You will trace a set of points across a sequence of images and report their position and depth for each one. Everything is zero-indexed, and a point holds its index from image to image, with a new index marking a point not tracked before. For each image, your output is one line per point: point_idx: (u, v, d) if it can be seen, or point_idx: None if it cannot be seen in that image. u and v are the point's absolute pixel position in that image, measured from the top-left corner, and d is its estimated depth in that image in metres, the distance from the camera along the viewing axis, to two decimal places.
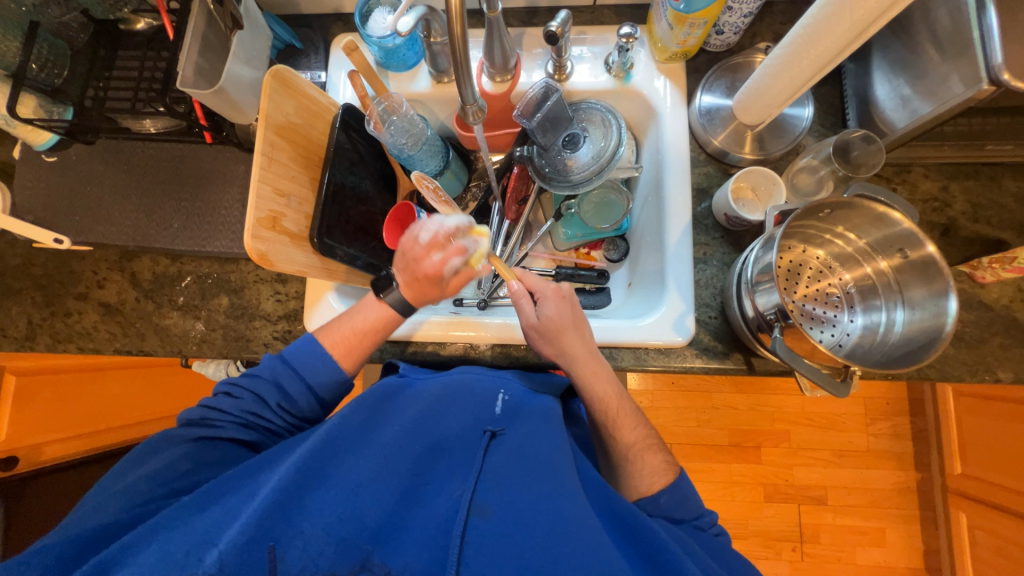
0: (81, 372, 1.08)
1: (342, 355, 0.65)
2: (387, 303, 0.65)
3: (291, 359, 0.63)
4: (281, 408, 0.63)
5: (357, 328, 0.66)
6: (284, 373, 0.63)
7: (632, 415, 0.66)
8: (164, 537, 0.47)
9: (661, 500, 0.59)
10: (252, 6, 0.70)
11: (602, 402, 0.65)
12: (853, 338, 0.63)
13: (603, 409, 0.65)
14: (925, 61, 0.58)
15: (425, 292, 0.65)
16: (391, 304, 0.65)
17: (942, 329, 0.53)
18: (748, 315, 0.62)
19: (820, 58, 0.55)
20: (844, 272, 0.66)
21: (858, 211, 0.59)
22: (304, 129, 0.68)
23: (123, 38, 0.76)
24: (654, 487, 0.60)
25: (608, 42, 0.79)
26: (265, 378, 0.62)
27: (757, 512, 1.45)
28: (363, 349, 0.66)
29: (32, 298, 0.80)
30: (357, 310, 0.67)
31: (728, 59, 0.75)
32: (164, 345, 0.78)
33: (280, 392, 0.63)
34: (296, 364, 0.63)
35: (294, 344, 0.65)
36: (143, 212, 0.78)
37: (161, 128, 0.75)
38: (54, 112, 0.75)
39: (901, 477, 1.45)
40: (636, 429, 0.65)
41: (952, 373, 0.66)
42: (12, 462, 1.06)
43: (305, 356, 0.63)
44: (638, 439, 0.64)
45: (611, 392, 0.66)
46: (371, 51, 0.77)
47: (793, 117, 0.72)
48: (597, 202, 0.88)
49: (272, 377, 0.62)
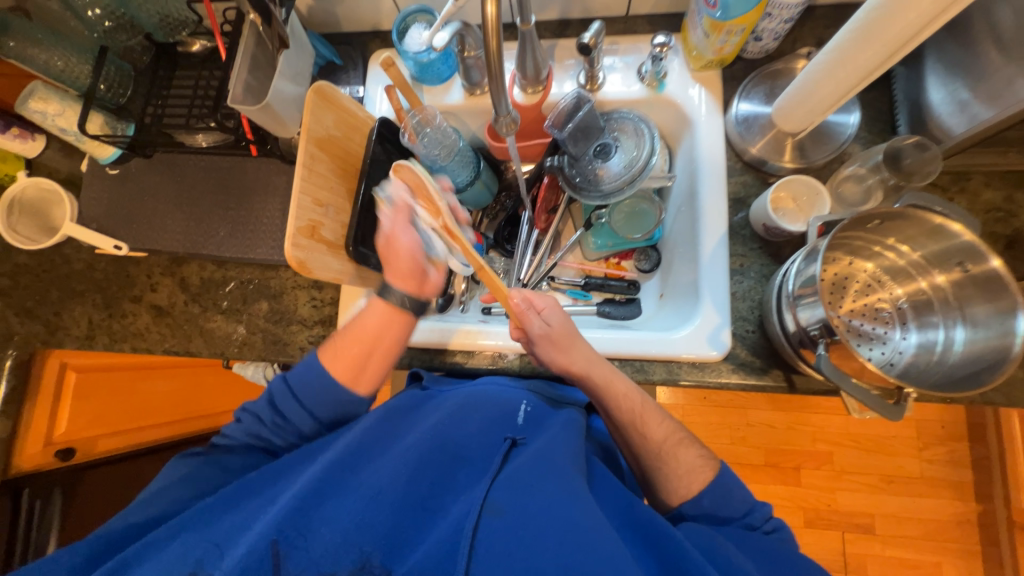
0: (130, 371, 1.15)
1: (343, 369, 0.63)
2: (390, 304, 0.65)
3: (292, 384, 0.63)
4: (277, 425, 0.64)
5: (357, 333, 0.64)
6: (283, 394, 0.63)
7: (655, 410, 0.64)
8: (186, 535, 0.51)
9: (703, 501, 0.58)
10: (297, 26, 0.74)
11: (623, 406, 0.63)
12: (907, 357, 0.59)
13: (626, 408, 0.63)
14: (985, 63, 0.55)
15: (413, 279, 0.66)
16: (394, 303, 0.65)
17: (1009, 350, 0.48)
18: (789, 330, 0.60)
19: (867, 63, 0.53)
20: (895, 286, 0.62)
21: (911, 222, 0.55)
22: (343, 141, 0.71)
23: (179, 59, 0.81)
24: (693, 490, 0.59)
25: (640, 51, 0.78)
26: (261, 403, 0.64)
27: (797, 539, 1.37)
28: (374, 361, 0.65)
29: (93, 300, 0.86)
30: (357, 317, 0.65)
31: (767, 66, 0.73)
32: (208, 347, 0.82)
33: (275, 410, 0.64)
34: (297, 387, 0.63)
35: (299, 366, 0.64)
36: (193, 220, 0.83)
37: (212, 142, 0.80)
38: (117, 128, 0.80)
39: (960, 509, 1.33)
40: (662, 424, 0.63)
41: (1020, 397, 0.61)
42: (71, 453, 1.08)
43: (305, 376, 0.63)
44: (667, 437, 0.62)
45: (630, 393, 0.64)
46: (407, 65, 0.79)
47: (838, 124, 0.69)
48: (628, 212, 0.87)
49: (267, 400, 0.64)
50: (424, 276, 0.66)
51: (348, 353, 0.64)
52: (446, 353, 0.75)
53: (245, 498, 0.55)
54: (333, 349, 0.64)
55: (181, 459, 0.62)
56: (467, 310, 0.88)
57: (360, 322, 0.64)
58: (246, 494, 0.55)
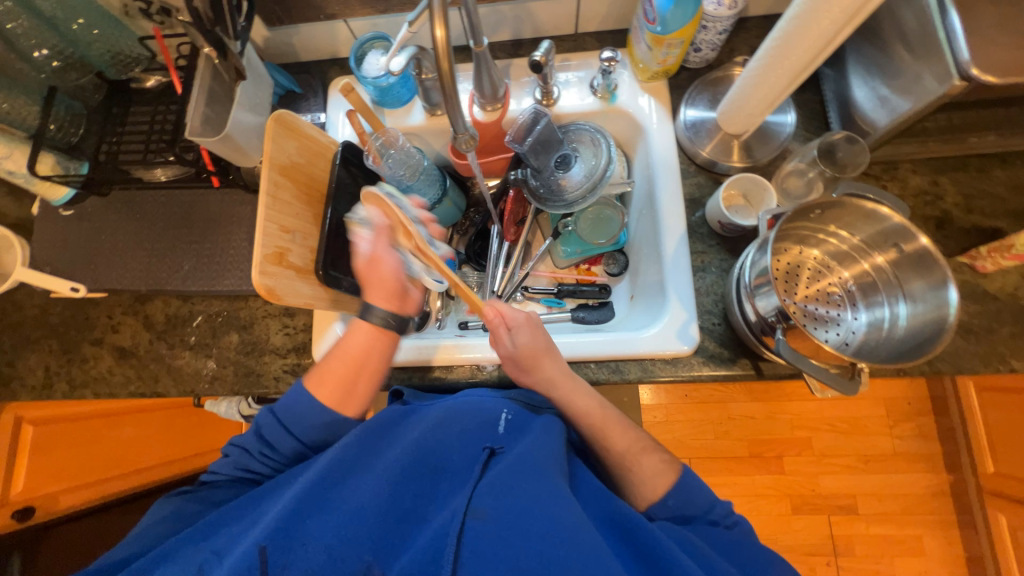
0: (96, 419, 1.10)
1: (332, 392, 0.63)
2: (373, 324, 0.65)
3: (279, 414, 0.62)
4: (265, 455, 0.63)
5: (345, 353, 0.64)
6: (272, 428, 0.62)
7: (619, 421, 0.66)
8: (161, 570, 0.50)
9: (669, 502, 0.58)
10: (253, 58, 0.75)
11: (584, 415, 0.66)
12: (860, 335, 0.63)
13: (587, 420, 0.66)
14: (897, 61, 0.60)
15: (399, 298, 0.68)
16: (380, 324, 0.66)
17: (945, 320, 0.52)
18: (750, 319, 0.62)
19: (794, 67, 0.58)
20: (842, 270, 0.66)
21: (848, 209, 0.59)
22: (307, 167, 0.71)
23: (134, 95, 0.81)
24: (659, 492, 0.59)
25: (591, 67, 0.82)
26: (249, 436, 0.63)
27: (786, 526, 1.39)
28: (364, 379, 0.65)
29: (50, 346, 0.82)
30: (342, 338, 0.66)
31: (708, 74, 0.78)
32: (177, 385, 0.80)
33: (262, 441, 0.63)
34: (283, 415, 0.62)
35: (286, 395, 0.63)
36: (155, 256, 0.81)
37: (171, 177, 0.80)
38: (70, 167, 0.79)
39: (934, 480, 1.39)
40: (627, 434, 0.65)
41: (964, 365, 0.65)
42: (30, 513, 1.04)
43: (293, 405, 0.62)
44: (631, 445, 0.64)
45: (591, 406, 0.66)
46: (367, 90, 0.81)
47: (777, 124, 0.75)
48: (593, 218, 0.89)
49: (254, 433, 0.63)
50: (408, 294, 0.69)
51: (335, 376, 0.64)
52: (425, 370, 0.75)
53: (224, 527, 0.54)
54: (319, 374, 0.64)
55: (166, 498, 0.61)
56: (443, 327, 0.88)
57: (345, 343, 0.65)
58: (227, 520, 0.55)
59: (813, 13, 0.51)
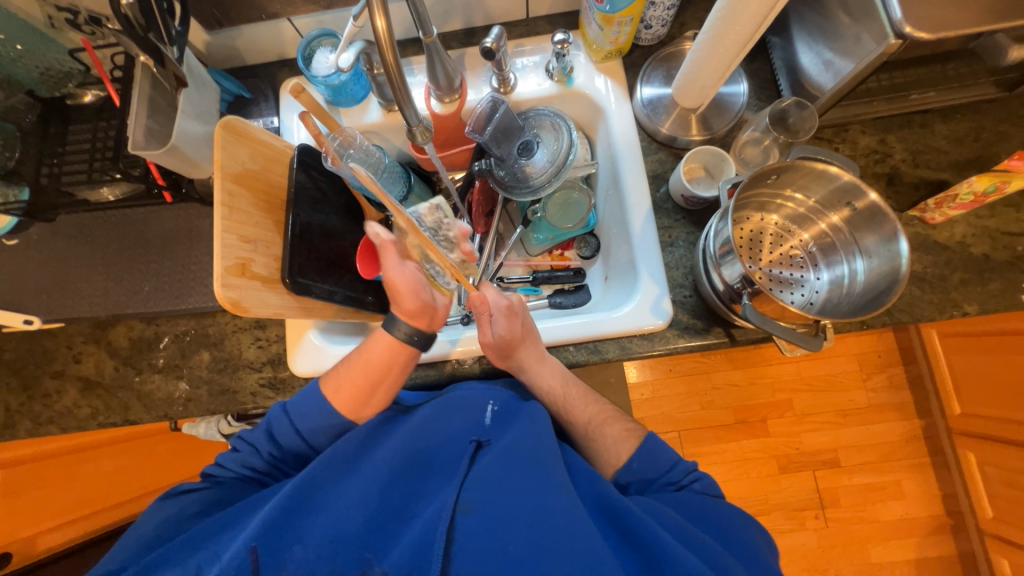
0: (67, 455, 1.05)
1: (348, 404, 0.62)
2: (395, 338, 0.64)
3: (292, 411, 0.61)
4: (272, 455, 0.62)
5: (364, 364, 0.62)
6: (281, 424, 0.61)
7: (585, 394, 0.69)
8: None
9: (634, 466, 0.61)
10: (194, 64, 0.71)
11: (548, 392, 0.69)
12: (823, 294, 0.65)
13: (551, 400, 0.69)
14: (837, 25, 0.61)
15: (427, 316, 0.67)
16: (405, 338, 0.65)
17: (899, 271, 0.55)
18: (718, 288, 0.64)
19: (740, 37, 0.59)
20: (802, 232, 0.68)
21: (800, 172, 0.61)
22: (262, 174, 0.69)
23: (71, 112, 0.77)
24: (624, 458, 0.62)
25: (545, 51, 0.82)
26: (258, 432, 0.62)
27: (775, 486, 1.45)
28: (381, 393, 0.63)
29: (8, 384, 0.78)
30: (363, 347, 0.64)
31: (661, 51, 0.79)
32: (150, 411, 0.77)
33: (272, 441, 0.62)
34: (295, 412, 0.61)
35: (302, 393, 0.63)
36: (112, 280, 0.78)
37: (120, 195, 0.75)
38: (8, 194, 0.73)
39: (906, 427, 1.47)
40: (592, 407, 0.68)
41: (922, 313, 0.68)
42: (7, 558, 1.02)
43: (304, 403, 0.61)
44: (594, 416, 0.67)
45: (554, 387, 0.69)
46: (318, 90, 0.79)
47: (730, 95, 0.76)
48: (561, 203, 0.89)
49: (264, 429, 0.62)
50: (434, 310, 0.67)
51: (354, 384, 0.62)
52: (404, 370, 0.74)
53: (218, 532, 0.53)
54: (336, 380, 0.62)
55: (164, 499, 0.58)
56: None
57: (365, 351, 0.63)
58: (225, 523, 0.54)
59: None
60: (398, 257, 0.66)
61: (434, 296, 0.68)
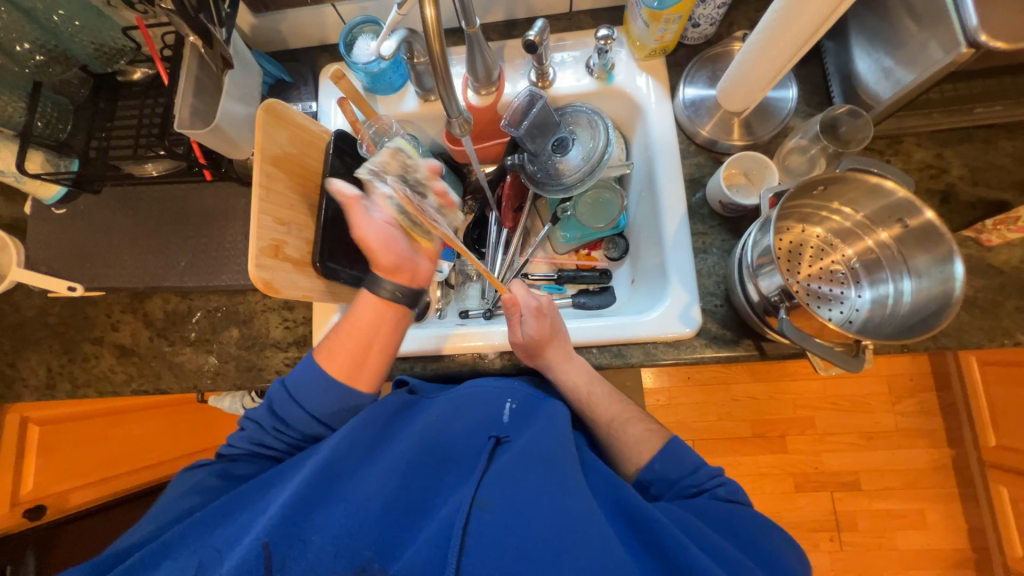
0: (102, 417, 1.10)
1: (340, 369, 0.62)
2: (384, 300, 0.65)
3: (292, 389, 0.61)
4: (278, 431, 0.63)
5: (352, 328, 0.63)
6: (284, 402, 0.61)
7: (608, 393, 0.68)
8: (176, 555, 0.51)
9: (655, 466, 0.60)
10: (240, 45, 0.72)
11: (572, 390, 0.68)
12: (864, 313, 0.62)
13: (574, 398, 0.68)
14: (902, 31, 0.58)
15: (408, 271, 0.67)
16: (392, 300, 0.65)
17: (951, 294, 0.52)
18: (753, 299, 0.62)
19: (796, 39, 0.56)
20: (846, 247, 0.65)
21: (852, 184, 0.58)
22: (299, 158, 0.70)
23: (122, 88, 0.79)
24: (645, 458, 0.62)
25: (586, 46, 0.80)
26: (263, 411, 0.62)
27: (790, 504, 1.41)
28: (376, 358, 0.64)
29: (50, 346, 0.82)
30: (349, 312, 0.65)
31: (707, 50, 0.76)
32: (180, 381, 0.80)
33: (276, 417, 0.62)
34: (299, 393, 0.61)
35: (298, 369, 0.62)
36: (151, 253, 0.80)
37: (162, 171, 0.78)
38: (60, 165, 0.77)
39: (935, 455, 1.40)
40: (613, 405, 0.67)
41: (970, 339, 0.65)
42: (40, 512, 1.05)
43: (302, 379, 0.61)
44: (617, 414, 0.66)
45: (578, 385, 0.68)
46: (358, 77, 0.79)
47: (777, 100, 0.73)
48: (592, 203, 0.88)
49: (268, 407, 0.62)
50: (415, 265, 0.67)
51: (344, 349, 0.63)
52: (425, 360, 0.74)
53: (235, 512, 0.55)
54: (329, 348, 0.63)
55: (189, 471, 0.61)
56: (444, 317, 0.87)
57: (353, 317, 0.64)
58: (241, 504, 0.55)
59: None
60: (366, 212, 0.65)
61: (416, 252, 0.68)
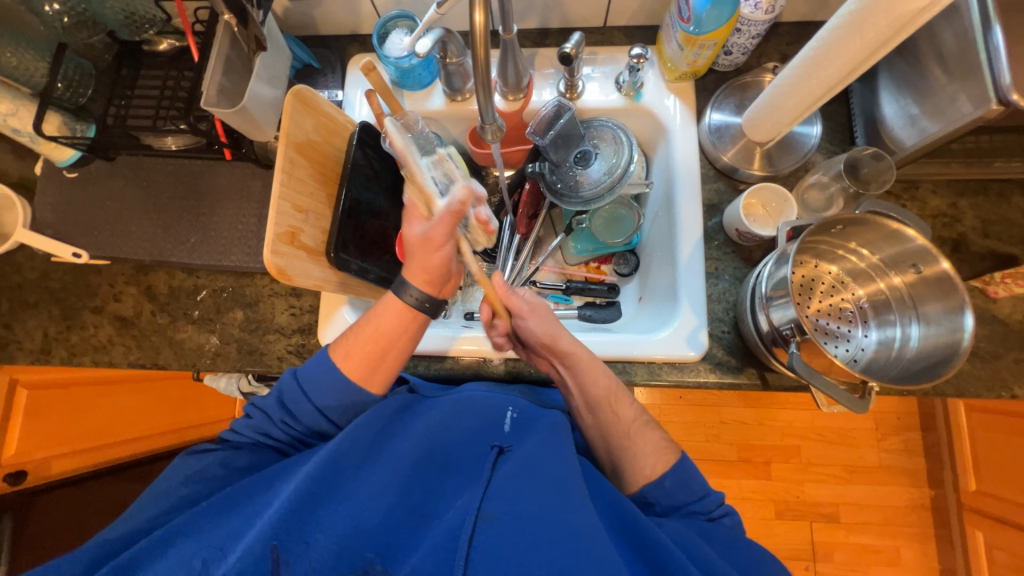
0: (92, 385, 1.08)
1: (354, 364, 0.61)
2: (406, 304, 0.62)
3: (304, 378, 0.60)
4: (285, 422, 0.62)
5: (373, 330, 0.61)
6: (294, 394, 0.60)
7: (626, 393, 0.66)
8: (183, 544, 0.51)
9: (666, 483, 0.59)
10: (273, 28, 0.72)
11: (598, 371, 0.65)
12: (868, 353, 0.64)
13: (601, 383, 0.64)
14: (931, 81, 0.59)
15: (441, 283, 0.64)
16: (411, 304, 0.62)
17: (959, 345, 0.53)
18: (762, 329, 0.63)
19: (828, 80, 0.57)
20: (857, 287, 0.66)
21: (871, 228, 0.60)
22: (323, 146, 0.69)
23: (144, 57, 0.78)
24: (659, 470, 0.60)
25: (618, 62, 0.80)
26: (270, 400, 0.62)
27: (769, 530, 1.42)
28: (390, 362, 0.62)
29: (49, 312, 0.81)
30: (371, 315, 0.62)
31: (736, 79, 0.77)
32: (178, 359, 0.79)
33: (284, 408, 0.62)
34: (306, 378, 0.61)
35: (310, 360, 0.62)
36: (160, 227, 0.79)
37: (183, 146, 0.77)
38: (76, 129, 0.77)
39: (915, 494, 1.42)
40: (633, 406, 0.64)
41: (968, 388, 0.66)
42: (20, 476, 1.03)
43: (316, 374, 0.60)
44: (635, 420, 0.64)
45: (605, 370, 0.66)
46: (387, 70, 0.79)
47: (801, 135, 0.74)
48: (607, 217, 0.89)
49: (276, 399, 0.61)
50: (448, 276, 0.65)
51: (363, 350, 0.61)
52: (429, 359, 0.74)
53: (239, 505, 0.55)
54: (345, 348, 0.62)
55: (183, 459, 0.60)
56: (449, 316, 0.87)
57: (376, 321, 0.61)
58: (245, 496, 0.55)
59: (868, 15, 0.48)
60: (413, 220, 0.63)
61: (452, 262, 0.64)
